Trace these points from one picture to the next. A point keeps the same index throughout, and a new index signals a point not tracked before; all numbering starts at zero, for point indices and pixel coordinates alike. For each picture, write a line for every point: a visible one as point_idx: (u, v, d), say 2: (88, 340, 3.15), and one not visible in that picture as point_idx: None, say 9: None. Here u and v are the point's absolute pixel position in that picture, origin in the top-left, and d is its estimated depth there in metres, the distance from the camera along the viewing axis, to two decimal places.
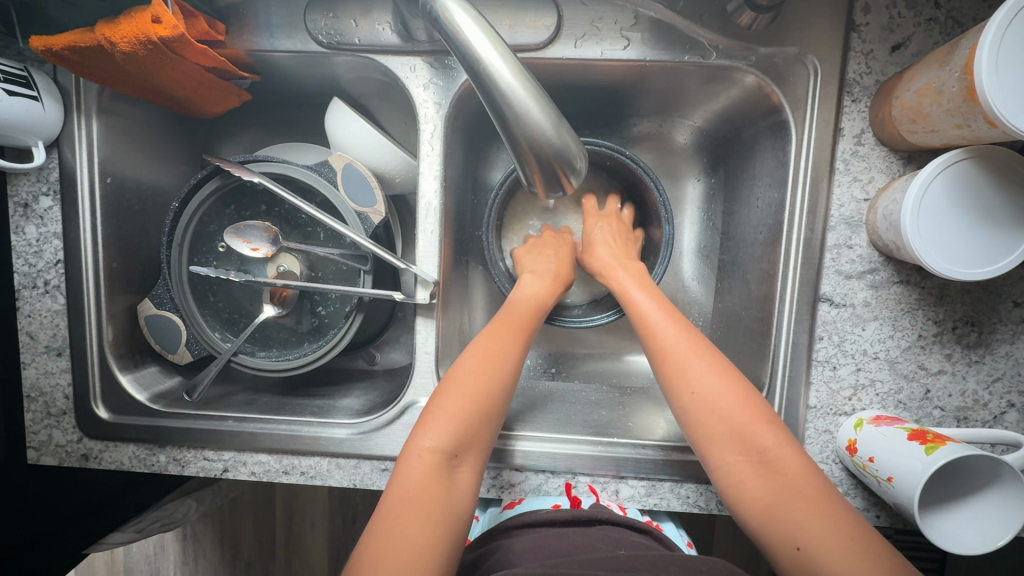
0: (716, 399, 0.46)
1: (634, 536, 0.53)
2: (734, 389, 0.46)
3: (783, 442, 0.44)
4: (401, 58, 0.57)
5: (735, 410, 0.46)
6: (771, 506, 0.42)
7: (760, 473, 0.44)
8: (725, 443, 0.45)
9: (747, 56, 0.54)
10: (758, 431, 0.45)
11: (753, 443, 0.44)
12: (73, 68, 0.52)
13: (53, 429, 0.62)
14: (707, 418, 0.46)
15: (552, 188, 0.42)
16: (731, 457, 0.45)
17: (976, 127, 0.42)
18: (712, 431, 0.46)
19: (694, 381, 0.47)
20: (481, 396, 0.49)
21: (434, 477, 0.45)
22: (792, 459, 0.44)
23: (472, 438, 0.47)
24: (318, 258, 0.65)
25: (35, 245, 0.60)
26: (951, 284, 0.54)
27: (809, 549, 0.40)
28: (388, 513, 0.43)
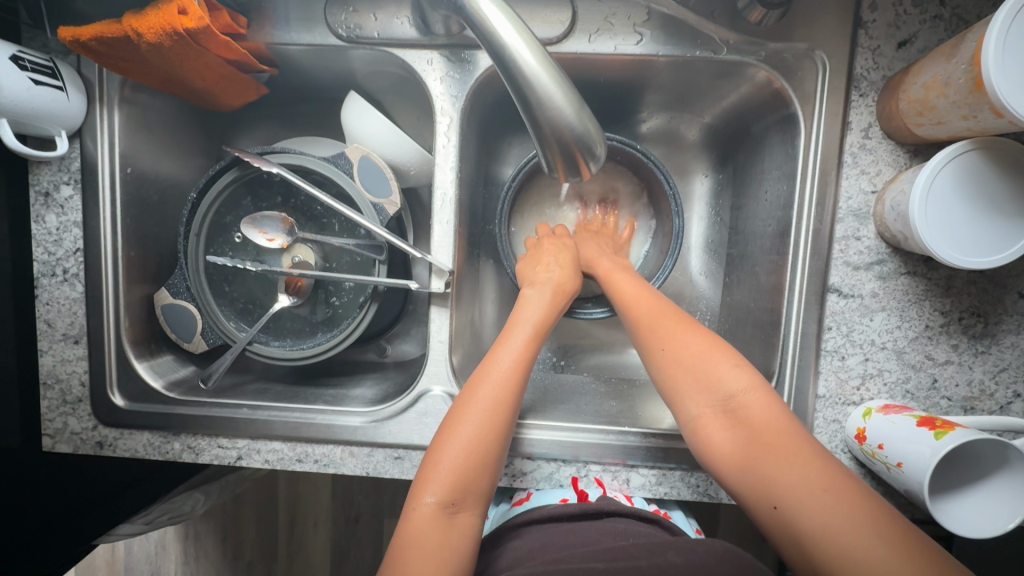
0: (689, 357, 0.49)
1: (641, 526, 0.54)
2: (705, 345, 0.49)
3: (752, 391, 0.46)
4: (418, 52, 0.58)
5: (699, 358, 0.48)
6: (742, 453, 0.44)
7: (727, 421, 0.46)
8: (696, 398, 0.48)
9: (757, 51, 0.56)
10: (727, 383, 0.47)
11: (717, 390, 0.47)
12: (98, 59, 0.53)
13: (68, 417, 0.63)
14: (681, 377, 0.49)
15: (570, 173, 0.42)
16: (700, 409, 0.47)
17: (983, 117, 0.43)
18: (685, 390, 0.48)
19: (670, 344, 0.50)
20: (492, 425, 0.49)
21: (435, 525, 0.45)
22: (763, 409, 0.45)
23: (470, 486, 0.47)
24: (332, 250, 0.66)
25: (55, 233, 0.61)
26: (957, 275, 0.55)
27: (781, 499, 0.41)
28: (403, 544, 0.45)
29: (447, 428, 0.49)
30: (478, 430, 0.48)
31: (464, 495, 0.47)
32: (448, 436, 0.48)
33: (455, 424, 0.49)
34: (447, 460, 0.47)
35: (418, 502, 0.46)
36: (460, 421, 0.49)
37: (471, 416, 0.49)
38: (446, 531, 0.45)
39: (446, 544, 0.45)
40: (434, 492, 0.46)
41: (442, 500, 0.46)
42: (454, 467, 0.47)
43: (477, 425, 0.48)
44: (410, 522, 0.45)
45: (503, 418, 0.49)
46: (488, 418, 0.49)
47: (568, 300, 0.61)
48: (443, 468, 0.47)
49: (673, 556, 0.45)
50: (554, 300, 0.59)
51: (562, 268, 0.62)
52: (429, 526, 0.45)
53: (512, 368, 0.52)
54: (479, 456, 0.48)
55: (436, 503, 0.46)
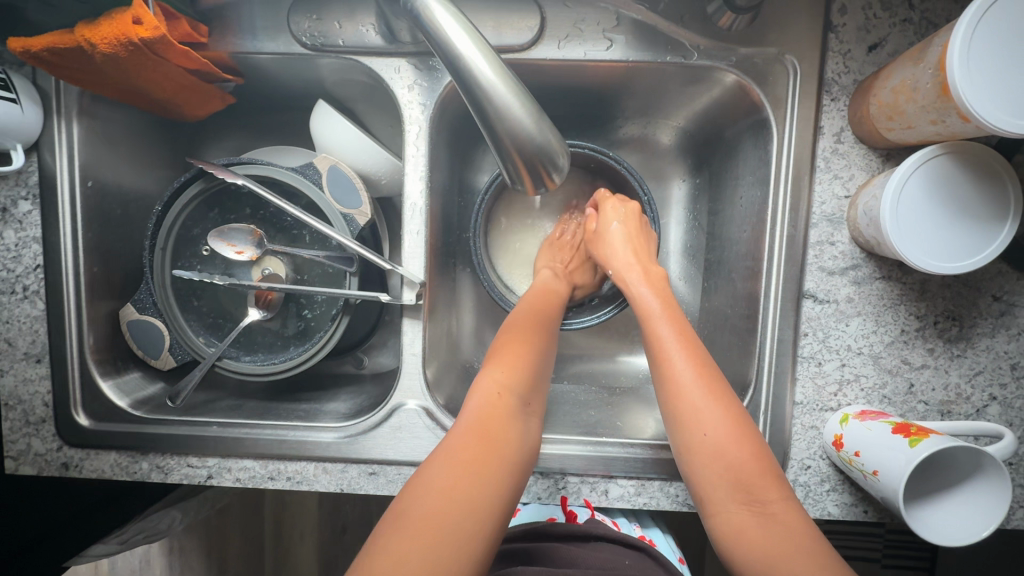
0: (723, 444, 0.46)
1: (628, 556, 0.53)
2: (741, 435, 0.46)
3: (785, 497, 0.44)
4: (385, 59, 0.57)
5: (741, 455, 0.45)
6: (773, 560, 0.41)
7: (760, 523, 0.43)
8: (728, 488, 0.45)
9: (728, 56, 0.55)
10: (763, 482, 0.45)
11: (756, 494, 0.44)
12: (52, 70, 0.51)
13: (32, 438, 0.61)
14: (714, 464, 0.46)
15: (535, 186, 0.41)
16: (731, 505, 0.45)
17: (950, 122, 0.43)
18: (716, 478, 0.46)
19: (704, 424, 0.47)
20: (543, 338, 0.55)
21: (504, 410, 0.48)
22: (792, 517, 0.43)
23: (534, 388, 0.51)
24: (304, 261, 0.64)
25: (14, 249, 0.59)
26: (932, 279, 0.55)
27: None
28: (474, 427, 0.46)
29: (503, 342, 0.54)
30: (478, 406, 0.48)
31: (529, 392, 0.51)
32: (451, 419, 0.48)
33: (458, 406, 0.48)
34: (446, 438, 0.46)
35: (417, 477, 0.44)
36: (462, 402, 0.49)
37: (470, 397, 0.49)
38: (517, 417, 0.48)
39: (449, 516, 0.40)
40: (504, 382, 0.49)
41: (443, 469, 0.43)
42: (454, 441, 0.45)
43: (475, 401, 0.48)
44: (481, 408, 0.47)
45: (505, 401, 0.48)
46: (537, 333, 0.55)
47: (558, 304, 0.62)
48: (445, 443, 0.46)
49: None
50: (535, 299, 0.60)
51: (580, 266, 0.69)
52: (501, 408, 0.48)
53: (514, 358, 0.52)
54: (538, 362, 0.53)
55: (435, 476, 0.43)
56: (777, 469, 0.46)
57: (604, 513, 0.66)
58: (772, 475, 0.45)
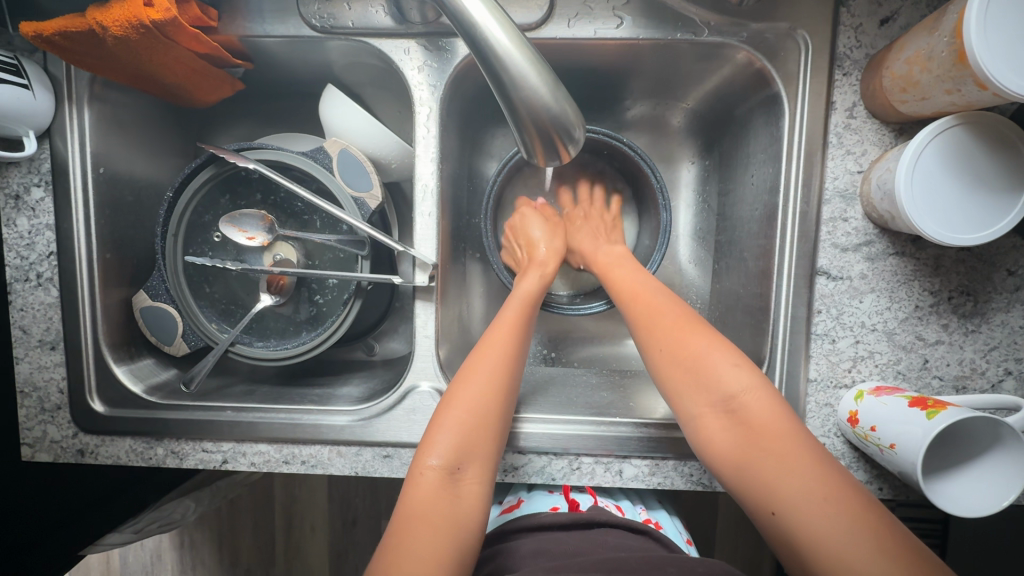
0: (690, 362, 0.48)
1: (633, 539, 0.54)
2: (694, 336, 0.49)
3: (755, 393, 0.45)
4: (394, 41, 0.57)
5: (699, 358, 0.47)
6: (738, 456, 0.44)
7: (726, 422, 0.45)
8: (702, 406, 0.47)
9: (738, 32, 0.55)
10: (730, 383, 0.46)
11: (717, 391, 0.46)
12: (65, 56, 0.52)
13: (48, 425, 0.61)
14: (675, 370, 0.48)
15: (550, 158, 0.41)
16: (698, 410, 0.47)
17: (967, 91, 0.43)
18: (689, 396, 0.47)
19: (663, 339, 0.50)
20: (494, 384, 0.50)
21: (442, 490, 0.46)
22: (764, 412, 0.44)
23: (474, 450, 0.48)
24: (315, 247, 0.64)
25: (28, 237, 0.59)
26: (946, 253, 0.55)
27: (782, 510, 0.40)
28: (408, 508, 0.45)
29: (453, 390, 0.50)
30: (484, 394, 0.49)
31: (468, 457, 0.47)
32: (450, 401, 0.49)
33: (459, 391, 0.50)
34: (451, 423, 0.48)
35: (423, 466, 0.46)
36: (466, 385, 0.50)
37: (477, 381, 0.50)
38: (451, 493, 0.46)
39: (451, 511, 0.45)
40: (438, 456, 0.46)
41: (449, 461, 0.46)
42: (458, 427, 0.48)
43: (484, 389, 0.49)
44: (416, 487, 0.46)
45: (506, 385, 0.51)
46: (499, 368, 0.51)
47: (553, 276, 0.61)
48: (446, 432, 0.47)
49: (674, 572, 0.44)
50: (540, 276, 0.60)
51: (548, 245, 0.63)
52: (435, 487, 0.46)
53: (511, 341, 0.53)
54: (483, 417, 0.49)
55: (440, 468, 0.46)
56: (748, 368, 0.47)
57: (610, 497, 0.67)
58: (740, 377, 0.46)
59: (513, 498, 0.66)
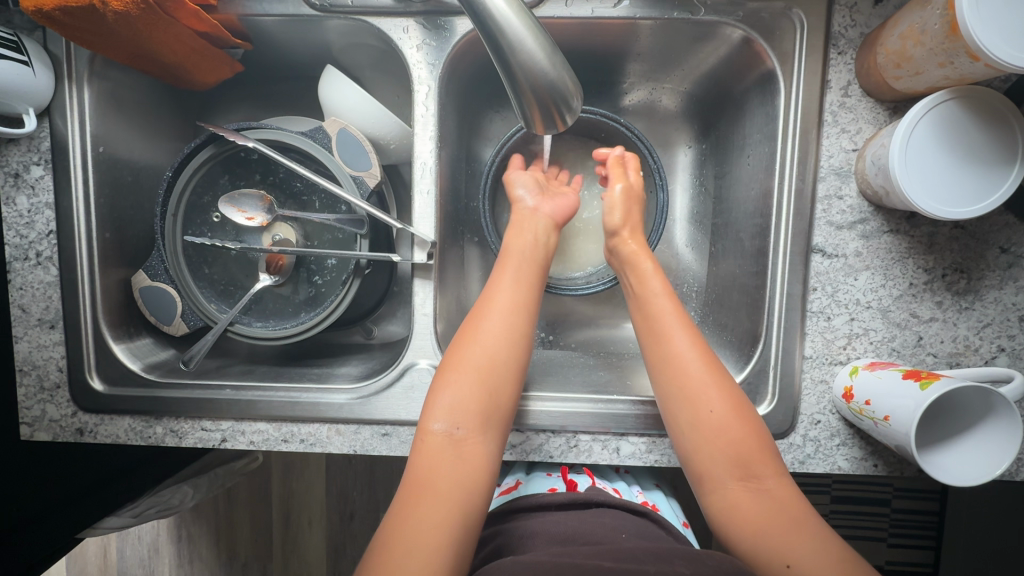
0: (723, 425, 0.48)
1: (632, 520, 0.54)
2: (740, 410, 0.48)
3: (778, 473, 0.47)
4: (393, 19, 0.57)
5: (743, 436, 0.47)
6: (767, 527, 0.44)
7: (757, 497, 0.46)
8: (726, 466, 0.47)
9: (734, 11, 0.56)
10: (759, 457, 0.47)
11: (754, 469, 0.46)
12: (63, 31, 0.51)
13: (47, 404, 0.62)
14: (715, 439, 0.48)
15: (546, 126, 0.42)
16: (730, 481, 0.47)
17: (959, 63, 0.43)
18: (716, 456, 0.47)
19: (707, 400, 0.49)
20: (493, 348, 0.50)
21: (447, 452, 0.46)
22: (785, 490, 0.46)
23: (475, 410, 0.48)
24: (314, 228, 0.65)
25: (27, 216, 0.59)
26: (939, 231, 0.55)
27: (799, 567, 0.42)
28: (418, 469, 0.46)
29: (450, 357, 0.50)
30: (483, 357, 0.50)
31: (469, 417, 0.48)
32: (448, 369, 0.50)
33: (457, 357, 0.50)
34: (457, 382, 0.49)
35: (428, 430, 0.48)
36: (460, 346, 0.51)
37: (467, 342, 0.51)
38: (455, 455, 0.46)
39: (460, 463, 0.46)
40: (440, 419, 0.48)
41: (450, 421, 0.47)
42: (461, 382, 0.49)
43: (480, 352, 0.50)
44: (423, 449, 0.47)
45: (504, 345, 0.51)
46: (505, 333, 0.51)
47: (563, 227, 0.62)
48: (448, 395, 0.48)
49: (680, 565, 0.43)
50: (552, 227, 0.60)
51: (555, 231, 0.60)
52: (439, 450, 0.47)
53: (518, 313, 0.52)
54: (485, 380, 0.49)
55: (444, 430, 0.47)
56: (773, 446, 0.48)
57: (608, 479, 0.67)
58: (769, 453, 0.47)
59: (512, 480, 0.66)
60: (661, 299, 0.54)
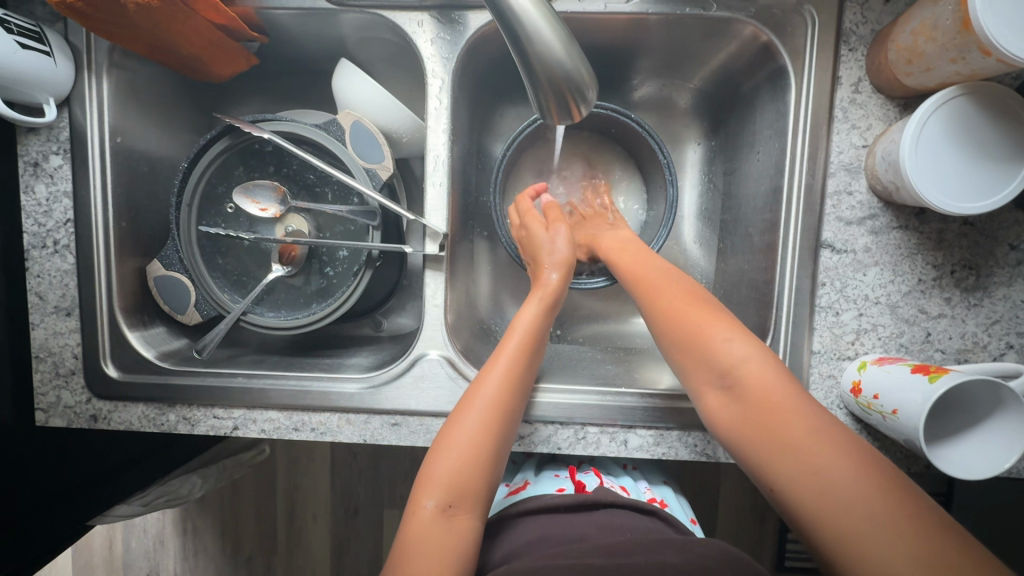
0: (689, 336, 0.49)
1: (638, 519, 0.55)
2: (700, 305, 0.50)
3: (759, 365, 0.46)
4: (408, 14, 0.58)
5: (704, 328, 0.49)
6: (741, 420, 0.45)
7: (727, 390, 0.47)
8: (694, 363, 0.49)
9: (746, 7, 0.56)
10: (721, 346, 0.48)
11: (715, 359, 0.47)
12: (85, 22, 0.52)
13: (62, 390, 0.62)
14: (679, 336, 0.50)
15: (562, 116, 0.42)
16: (701, 378, 0.48)
17: (971, 58, 0.44)
18: (691, 370, 0.49)
19: (667, 306, 0.51)
20: (486, 427, 0.50)
21: (437, 527, 0.46)
22: (768, 381, 0.45)
23: (466, 490, 0.48)
24: (326, 220, 0.65)
25: (45, 204, 0.60)
26: (948, 228, 0.55)
27: (782, 466, 0.42)
28: (408, 541, 0.46)
29: (445, 435, 0.51)
30: (478, 436, 0.50)
31: (462, 496, 0.48)
32: (444, 446, 0.50)
33: (452, 435, 0.50)
34: (451, 456, 0.49)
35: (418, 506, 0.48)
36: (458, 425, 0.50)
37: (468, 420, 0.50)
38: (445, 530, 0.47)
39: (449, 539, 0.46)
40: (433, 497, 0.48)
41: (443, 499, 0.47)
42: (454, 465, 0.49)
43: (474, 430, 0.50)
44: (411, 525, 0.47)
45: (498, 432, 0.51)
46: (497, 413, 0.51)
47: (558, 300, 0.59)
48: (442, 472, 0.48)
49: (671, 555, 0.44)
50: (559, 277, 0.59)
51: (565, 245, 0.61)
52: (430, 526, 0.46)
53: (510, 393, 0.52)
54: (476, 460, 0.49)
55: (436, 507, 0.47)
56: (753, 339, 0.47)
57: (614, 476, 0.67)
58: (741, 348, 0.47)
59: (520, 480, 0.66)
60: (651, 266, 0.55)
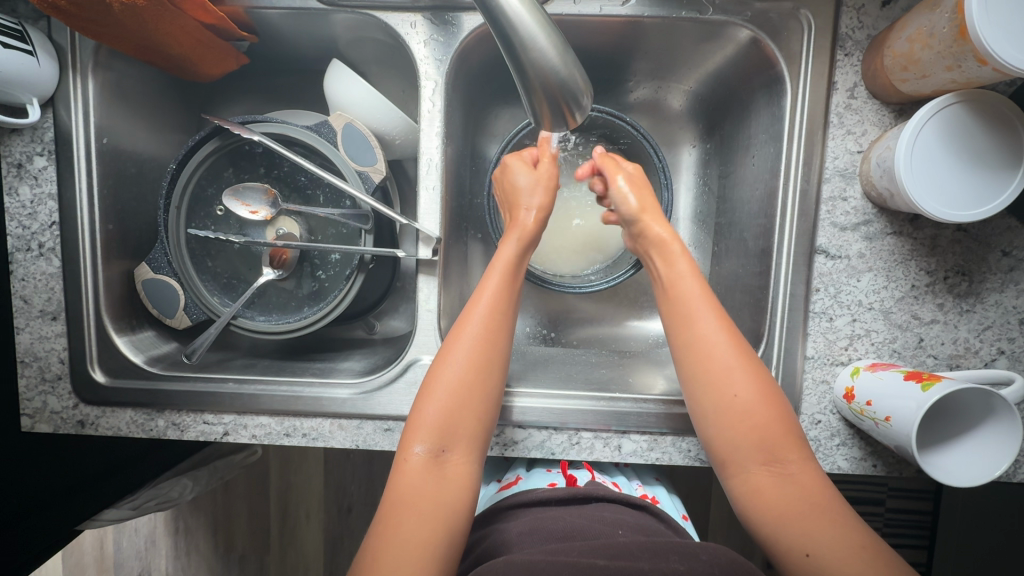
0: (751, 410, 0.47)
1: (628, 514, 0.54)
2: (769, 399, 0.48)
3: (804, 459, 0.47)
4: (401, 14, 0.57)
5: (767, 420, 0.47)
6: (785, 510, 0.45)
7: (780, 483, 0.46)
8: (751, 450, 0.47)
9: (743, 11, 0.56)
10: (784, 444, 0.47)
11: (778, 455, 0.46)
12: (68, 21, 0.51)
13: (48, 396, 0.61)
14: (739, 425, 0.48)
15: (556, 122, 0.42)
16: (753, 467, 0.47)
17: (967, 67, 0.43)
18: (738, 440, 0.48)
19: (734, 386, 0.48)
20: (473, 365, 0.50)
21: (427, 471, 0.47)
22: (811, 477, 0.46)
23: (455, 427, 0.49)
24: (317, 222, 0.65)
25: (29, 206, 0.59)
26: (942, 234, 0.55)
27: (819, 556, 0.42)
28: (398, 492, 0.46)
29: (432, 374, 0.51)
30: (467, 372, 0.50)
31: (453, 438, 0.49)
32: (433, 384, 0.50)
33: (439, 372, 0.50)
34: (439, 398, 0.49)
35: (408, 452, 0.48)
36: (449, 360, 0.51)
37: (457, 358, 0.51)
38: (438, 475, 0.47)
39: (442, 483, 0.47)
40: (422, 442, 0.48)
41: (433, 444, 0.48)
42: (444, 409, 0.49)
43: (464, 367, 0.50)
44: (402, 472, 0.47)
45: (486, 366, 0.51)
46: (486, 347, 0.51)
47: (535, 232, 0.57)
48: (432, 413, 0.49)
49: (676, 562, 0.43)
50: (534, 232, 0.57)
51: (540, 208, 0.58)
52: (421, 472, 0.47)
53: (493, 328, 0.52)
54: (468, 392, 0.50)
55: (426, 452, 0.48)
56: (800, 433, 0.48)
57: (606, 473, 0.67)
58: (795, 438, 0.47)
59: (512, 476, 0.66)
60: (693, 289, 0.52)
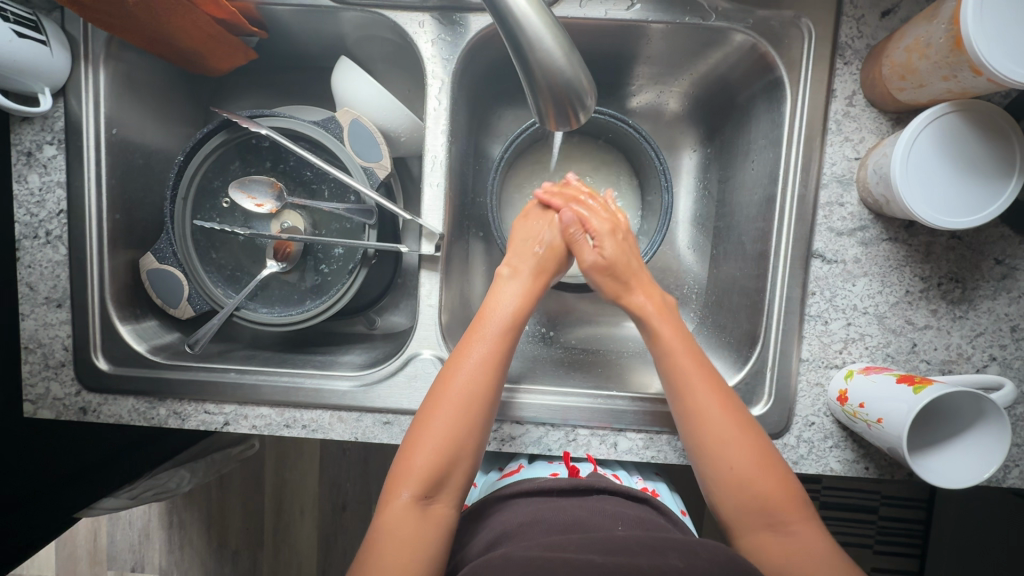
0: (744, 469, 0.49)
1: (630, 506, 0.55)
2: (763, 460, 0.49)
3: (807, 520, 0.48)
4: (409, 13, 0.58)
5: (764, 480, 0.48)
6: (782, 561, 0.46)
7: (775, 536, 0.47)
8: (745, 509, 0.49)
9: (745, 17, 0.57)
10: (781, 501, 0.48)
11: (774, 515, 0.48)
12: (83, 14, 0.51)
13: (51, 381, 0.61)
14: (731, 480, 0.49)
15: (560, 121, 0.42)
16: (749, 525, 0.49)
17: (963, 77, 0.45)
18: (730, 492, 0.49)
19: (723, 440, 0.50)
20: (461, 413, 0.50)
21: (411, 516, 0.47)
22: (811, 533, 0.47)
23: (444, 479, 0.48)
24: (322, 216, 0.65)
25: (38, 194, 0.60)
26: (937, 240, 0.57)
27: None
28: (382, 533, 0.47)
29: (424, 416, 0.50)
30: (455, 423, 0.49)
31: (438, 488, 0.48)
32: (422, 429, 0.49)
33: (428, 415, 0.50)
34: (425, 446, 0.49)
35: (394, 496, 0.48)
36: (438, 411, 0.50)
37: (443, 411, 0.50)
38: (420, 519, 0.47)
39: (425, 532, 0.47)
40: (409, 488, 0.48)
41: (417, 492, 0.48)
42: (433, 451, 0.49)
43: (454, 416, 0.50)
44: (386, 513, 0.47)
45: (475, 418, 0.50)
46: (477, 395, 0.51)
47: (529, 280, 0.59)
48: (421, 455, 0.48)
49: (674, 558, 0.44)
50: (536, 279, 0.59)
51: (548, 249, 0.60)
52: (404, 517, 0.47)
53: (485, 377, 0.51)
54: (456, 445, 0.49)
55: (410, 498, 0.48)
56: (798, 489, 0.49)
57: (607, 467, 0.68)
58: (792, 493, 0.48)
59: (513, 465, 0.67)
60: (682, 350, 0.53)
